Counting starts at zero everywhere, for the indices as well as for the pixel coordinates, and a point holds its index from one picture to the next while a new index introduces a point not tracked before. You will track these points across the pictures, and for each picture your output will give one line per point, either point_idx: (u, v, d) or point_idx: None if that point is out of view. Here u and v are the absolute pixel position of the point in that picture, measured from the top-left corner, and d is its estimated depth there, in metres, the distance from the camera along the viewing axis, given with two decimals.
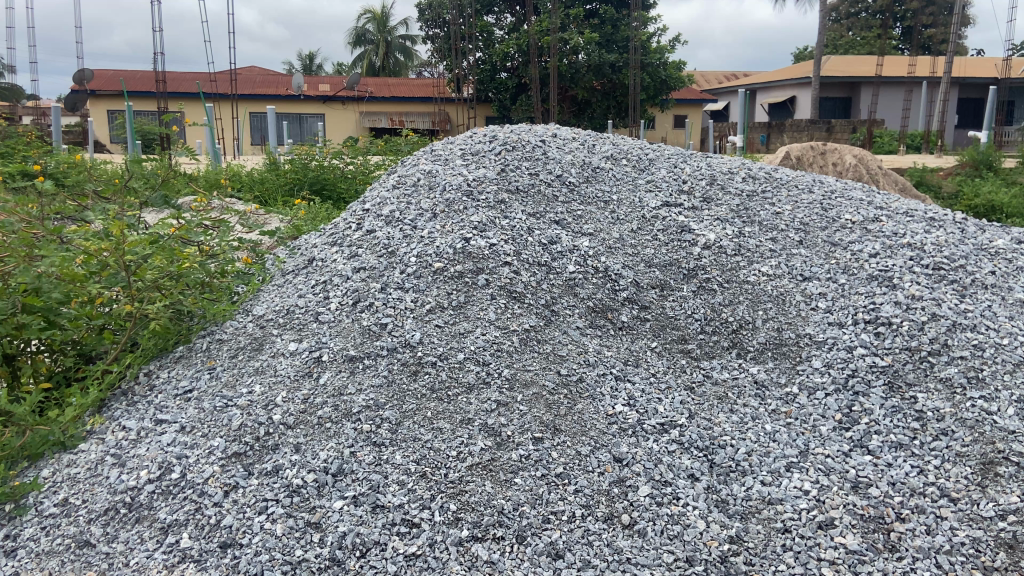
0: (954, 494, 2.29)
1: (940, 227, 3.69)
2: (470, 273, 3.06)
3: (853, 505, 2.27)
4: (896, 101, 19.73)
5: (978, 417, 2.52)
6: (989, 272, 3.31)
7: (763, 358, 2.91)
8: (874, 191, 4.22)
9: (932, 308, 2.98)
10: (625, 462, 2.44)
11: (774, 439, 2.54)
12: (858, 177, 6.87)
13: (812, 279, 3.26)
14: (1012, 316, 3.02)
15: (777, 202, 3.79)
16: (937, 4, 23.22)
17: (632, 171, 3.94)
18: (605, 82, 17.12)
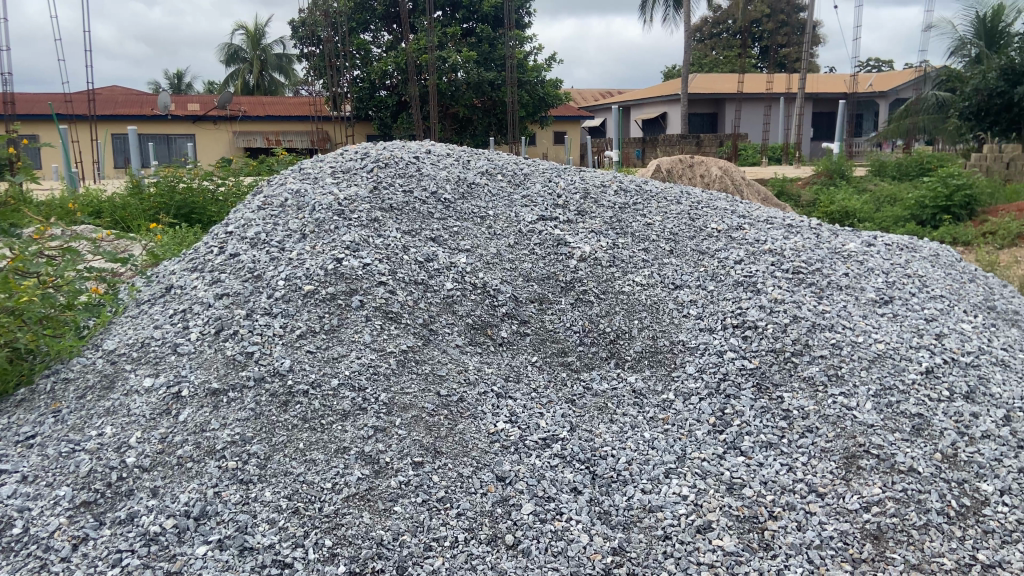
0: (821, 489, 2.37)
1: (797, 233, 3.85)
2: (343, 295, 2.95)
3: (729, 506, 2.32)
4: (758, 115, 20.92)
5: (840, 412, 2.62)
6: (842, 273, 3.43)
7: (640, 367, 2.95)
8: (738, 201, 4.36)
9: (793, 310, 3.10)
10: (507, 480, 2.40)
11: (653, 447, 2.58)
12: (723, 187, 7.15)
13: (684, 287, 3.33)
14: (866, 314, 3.14)
15: (648, 214, 3.87)
16: (790, 26, 24.88)
17: (508, 187, 3.94)
18: (484, 99, 17.18)
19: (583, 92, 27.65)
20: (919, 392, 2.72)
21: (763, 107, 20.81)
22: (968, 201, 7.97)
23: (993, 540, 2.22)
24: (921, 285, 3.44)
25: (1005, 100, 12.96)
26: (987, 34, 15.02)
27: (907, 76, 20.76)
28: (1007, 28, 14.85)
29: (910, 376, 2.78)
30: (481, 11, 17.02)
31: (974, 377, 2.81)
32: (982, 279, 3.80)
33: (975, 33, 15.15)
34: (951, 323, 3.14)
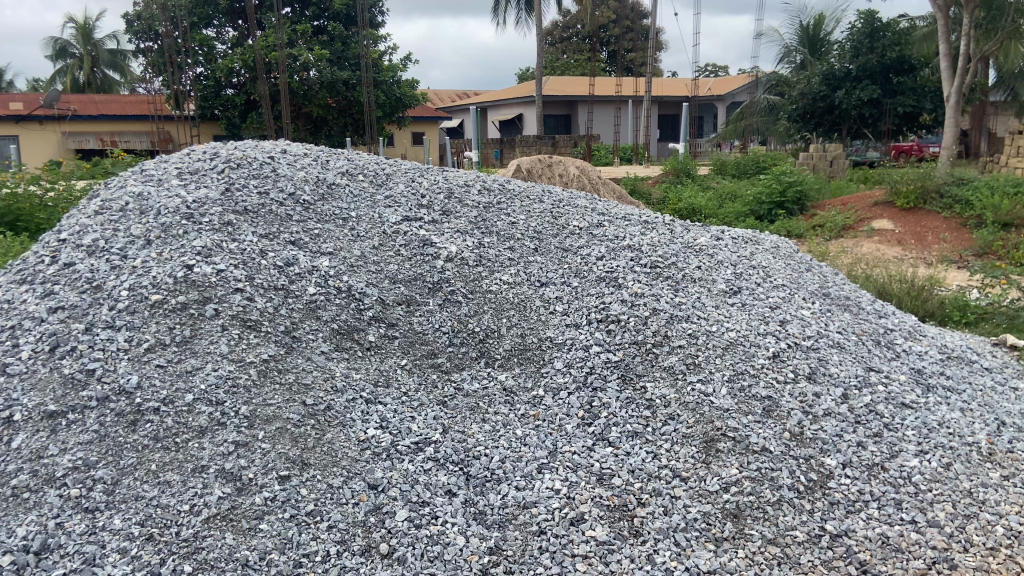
0: (685, 474, 2.48)
1: (653, 228, 4.00)
2: (195, 304, 2.77)
3: (599, 497, 2.38)
4: (608, 117, 21.72)
5: (698, 399, 2.75)
6: (696, 267, 3.59)
7: (510, 364, 2.96)
8: (596, 198, 4.48)
9: (653, 303, 3.21)
10: (380, 488, 2.33)
11: (526, 443, 2.60)
12: (581, 186, 7.34)
13: (549, 284, 3.37)
14: (718, 304, 3.31)
15: (512, 213, 3.91)
16: (636, 32, 26.00)
17: (369, 187, 3.84)
18: (339, 99, 16.76)
19: (440, 93, 27.64)
20: (768, 375, 2.90)
21: (613, 109, 21.62)
22: (799, 197, 8.65)
23: (839, 510, 2.40)
24: (765, 276, 3.68)
25: (827, 103, 14.19)
26: (809, 41, 16.31)
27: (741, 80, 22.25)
28: (826, 37, 16.19)
29: (759, 361, 2.97)
30: (332, 8, 16.60)
31: (815, 359, 3.04)
32: (817, 268, 4.11)
33: (799, 41, 16.42)
34: (792, 310, 3.38)
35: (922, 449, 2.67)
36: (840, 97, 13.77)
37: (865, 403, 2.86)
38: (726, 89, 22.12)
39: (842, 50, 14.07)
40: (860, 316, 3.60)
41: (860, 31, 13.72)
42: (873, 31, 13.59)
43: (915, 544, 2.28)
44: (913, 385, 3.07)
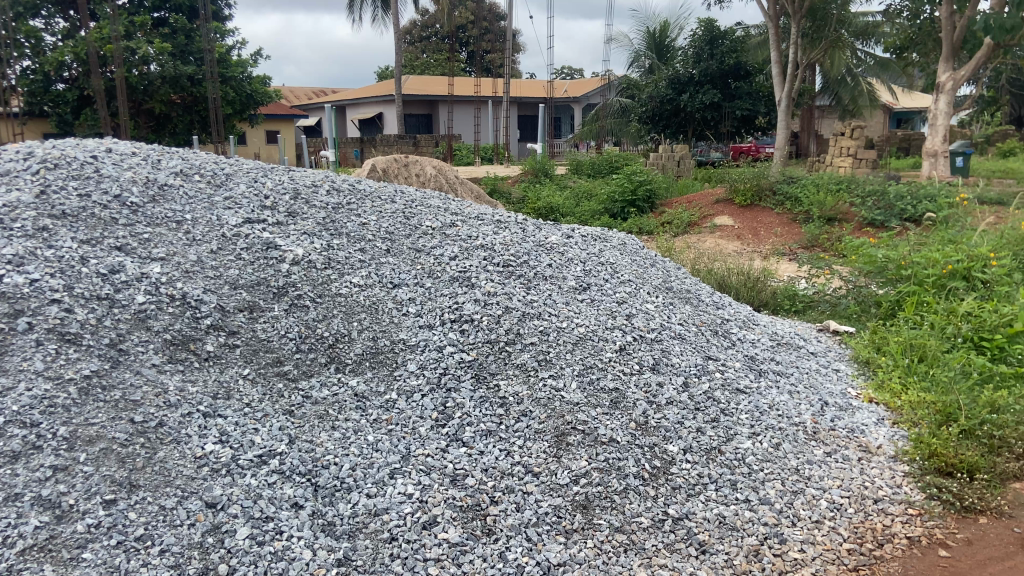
0: (536, 469, 2.51)
1: (506, 228, 4.02)
2: (5, 318, 2.56)
3: (452, 498, 2.37)
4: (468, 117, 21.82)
5: (550, 395, 2.78)
6: (547, 265, 3.64)
7: (361, 369, 2.86)
8: (450, 198, 4.46)
9: (505, 301, 3.21)
10: (219, 505, 2.21)
11: (377, 449, 2.53)
12: (438, 187, 7.32)
13: (402, 285, 3.29)
14: (569, 301, 3.37)
15: (362, 214, 3.82)
16: (493, 33, 26.26)
17: (207, 188, 3.65)
18: (184, 95, 15.84)
19: (296, 91, 26.78)
20: (616, 368, 2.99)
21: (473, 109, 21.74)
22: (649, 195, 9.03)
23: (681, 494, 2.52)
24: (612, 272, 3.79)
25: (673, 106, 14.90)
26: (656, 47, 17.06)
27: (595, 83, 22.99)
28: (671, 43, 16.99)
29: (607, 355, 3.05)
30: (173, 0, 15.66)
31: (658, 351, 3.16)
32: (661, 264, 4.29)
33: (647, 46, 17.15)
34: (638, 304, 3.50)
35: (754, 431, 2.85)
36: (685, 101, 14.52)
37: (704, 390, 3.01)
38: (581, 91, 22.80)
39: (685, 56, 14.83)
40: (700, 308, 3.79)
41: (701, 38, 14.50)
42: (713, 39, 14.41)
43: (749, 521, 2.43)
44: (747, 371, 3.27)
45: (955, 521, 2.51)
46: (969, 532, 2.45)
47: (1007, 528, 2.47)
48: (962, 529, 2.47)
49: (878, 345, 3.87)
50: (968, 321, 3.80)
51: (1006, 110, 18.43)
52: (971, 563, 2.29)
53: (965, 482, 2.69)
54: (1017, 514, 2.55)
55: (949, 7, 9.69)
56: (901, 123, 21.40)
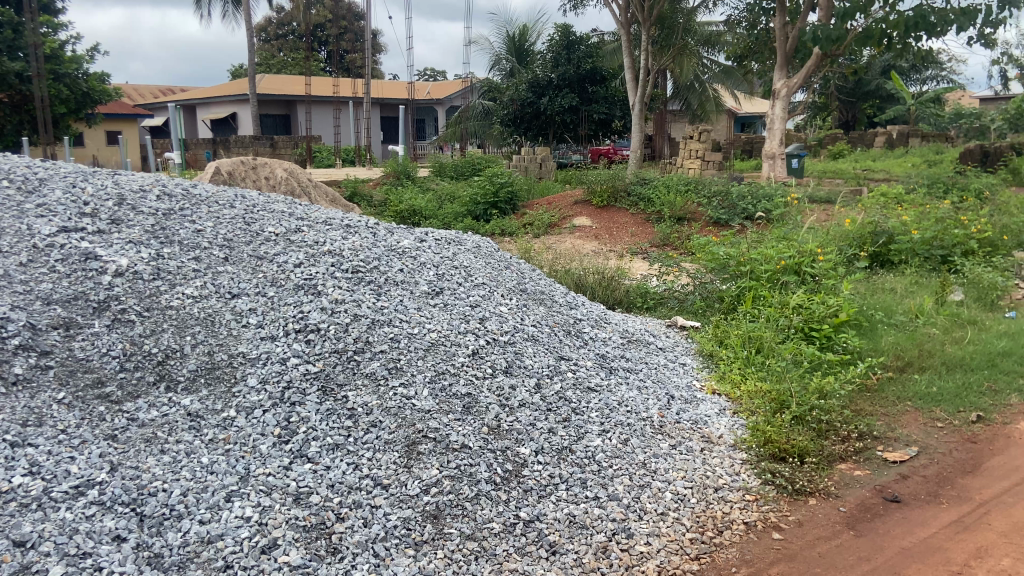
0: (385, 481, 2.41)
1: (355, 233, 3.89)
2: None
3: (293, 519, 2.23)
4: (327, 118, 21.27)
5: (400, 403, 2.69)
6: (398, 270, 3.55)
7: (195, 387, 2.66)
8: (296, 203, 4.29)
9: (353, 309, 3.09)
10: (29, 544, 1.99)
11: (213, 471, 2.36)
12: (290, 190, 7.04)
13: (241, 296, 3.11)
14: (420, 306, 3.30)
15: (197, 220, 3.59)
16: (353, 32, 25.74)
17: (17, 195, 3.40)
18: (11, 93, 14.49)
19: (141, 90, 25.17)
20: (468, 372, 2.95)
21: (332, 110, 21.20)
22: (510, 197, 9.09)
23: (532, 496, 2.50)
24: (465, 275, 3.76)
25: (534, 109, 15.12)
26: (516, 51, 17.28)
27: (457, 85, 23.01)
28: (530, 47, 17.25)
29: (459, 359, 3.00)
30: None
31: (511, 354, 3.16)
32: (515, 266, 4.31)
33: (507, 50, 17.34)
34: (491, 307, 3.49)
35: (604, 429, 2.90)
36: (545, 104, 14.77)
37: (556, 391, 3.03)
38: (443, 93, 22.75)
39: (544, 60, 15.09)
40: (553, 309, 3.83)
41: (558, 43, 14.81)
42: (569, 44, 14.75)
43: (598, 519, 2.45)
44: (598, 370, 3.33)
45: (788, 504, 2.65)
46: (800, 513, 2.59)
47: (834, 507, 2.63)
48: (794, 512, 2.60)
49: (720, 339, 4.05)
50: (799, 313, 4.05)
51: (835, 115, 20.00)
52: (802, 543, 2.41)
53: (797, 466, 2.85)
54: (842, 493, 2.73)
55: (783, 18, 10.41)
56: (745, 127, 22.79)
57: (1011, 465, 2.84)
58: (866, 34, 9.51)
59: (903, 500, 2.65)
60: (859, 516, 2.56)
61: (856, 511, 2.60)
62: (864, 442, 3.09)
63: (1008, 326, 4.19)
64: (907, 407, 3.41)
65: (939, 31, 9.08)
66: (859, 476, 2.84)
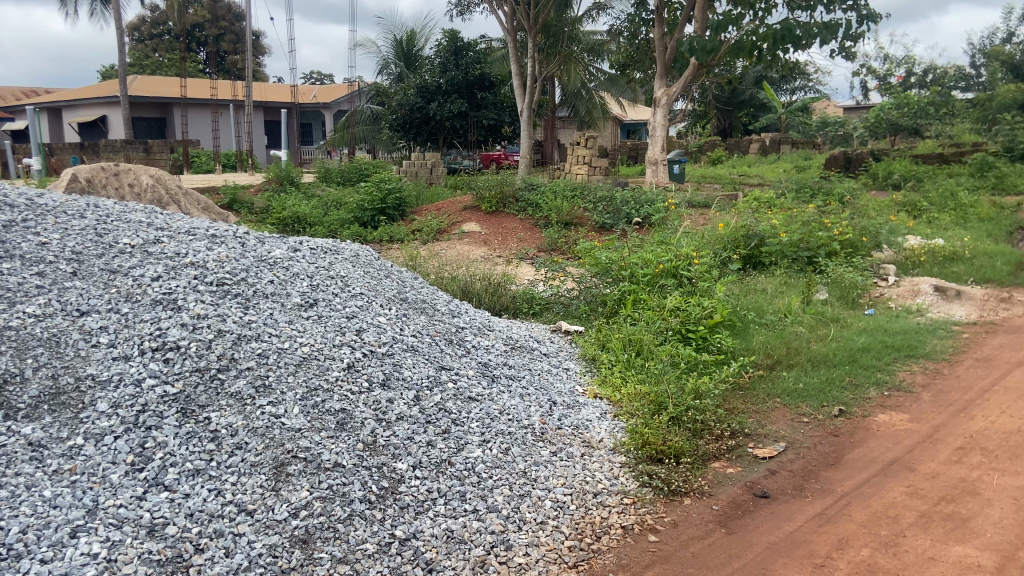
0: (250, 506, 2.27)
1: (221, 243, 3.70)
2: None
3: (146, 552, 2.06)
4: (206, 122, 20.40)
5: (267, 423, 2.55)
6: (267, 282, 3.40)
7: (37, 414, 2.44)
8: (158, 213, 4.06)
9: (217, 324, 2.93)
10: None
11: (56, 506, 2.15)
12: (157, 198, 6.66)
13: (91, 313, 2.89)
14: (291, 320, 3.16)
15: (43, 232, 3.37)
16: (234, 33, 24.81)
17: None
18: None
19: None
20: (342, 387, 2.84)
21: (210, 113, 20.35)
22: (398, 203, 8.95)
23: (408, 513, 2.42)
24: (342, 286, 3.64)
25: (423, 114, 14.99)
26: (404, 55, 17.12)
27: (343, 89, 22.56)
28: (418, 52, 17.14)
29: (333, 374, 2.89)
30: None
31: (389, 366, 3.07)
32: (395, 274, 4.23)
33: (395, 54, 17.15)
34: (369, 318, 3.39)
35: (484, 439, 2.86)
36: (433, 109, 14.69)
37: (435, 402, 2.97)
38: (329, 97, 22.25)
39: (431, 66, 15.00)
40: (434, 318, 3.76)
41: (446, 48, 14.76)
42: (457, 49, 14.74)
43: (476, 532, 2.40)
44: (479, 378, 3.29)
45: (664, 505, 2.69)
46: (675, 514, 2.64)
47: (707, 506, 2.69)
48: (669, 513, 2.65)
49: (603, 342, 4.10)
50: (676, 315, 4.16)
51: (714, 122, 20.87)
52: (677, 544, 2.45)
53: (673, 467, 2.91)
54: (715, 492, 2.80)
55: (662, 29, 10.79)
56: (631, 134, 23.45)
57: (869, 456, 3.00)
58: (737, 46, 9.95)
59: (772, 496, 2.75)
60: (730, 514, 2.63)
61: (727, 508, 2.67)
62: (736, 439, 3.19)
63: (867, 322, 4.46)
64: (776, 404, 3.55)
65: (804, 43, 9.60)
66: (732, 474, 2.93)
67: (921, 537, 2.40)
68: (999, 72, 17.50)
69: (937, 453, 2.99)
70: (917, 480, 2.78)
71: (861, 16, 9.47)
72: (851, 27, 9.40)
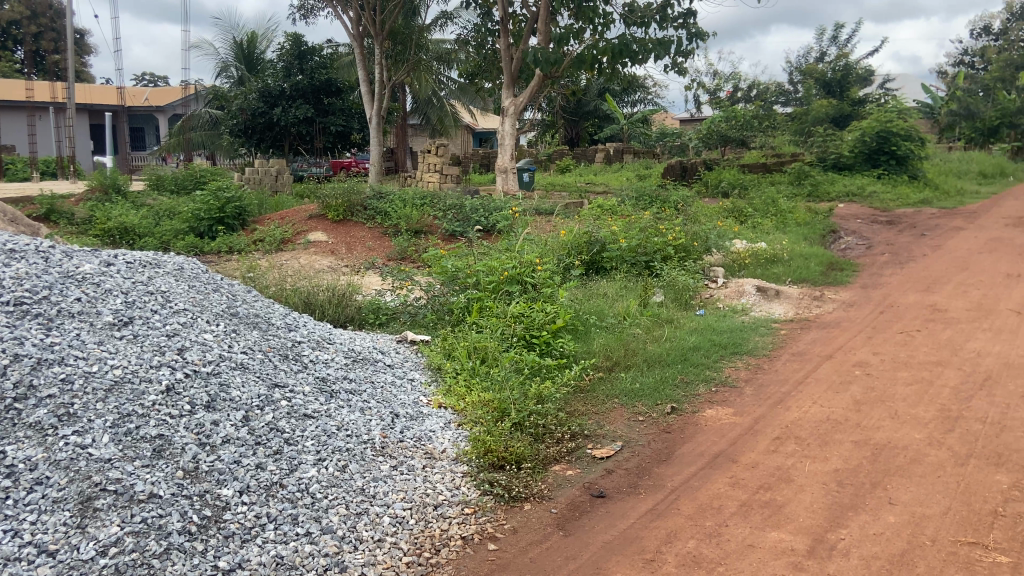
0: (52, 547, 2.06)
1: (21, 258, 3.36)
2: None
3: None
4: (20, 125, 18.67)
5: (73, 455, 2.33)
6: (75, 300, 3.12)
7: None
8: None
9: (13, 348, 2.66)
10: None
11: None
12: None
13: None
14: (102, 340, 2.92)
15: None
16: (56, 31, 22.91)
17: None
18: None
19: None
20: (159, 412, 2.64)
21: (26, 116, 18.65)
22: (238, 211, 8.48)
23: (233, 542, 2.28)
24: (163, 302, 3.40)
25: (266, 119, 14.42)
26: (245, 58, 16.44)
27: (179, 93, 21.36)
28: (261, 55, 16.51)
29: (150, 398, 2.68)
30: None
31: (214, 386, 2.88)
32: (225, 288, 4.01)
33: (235, 57, 16.41)
34: (192, 336, 3.18)
35: (319, 458, 2.75)
36: (278, 115, 14.17)
37: (265, 422, 2.82)
38: (164, 100, 21.00)
39: (274, 70, 14.48)
40: (267, 333, 3.59)
41: (289, 51, 14.30)
42: (302, 54, 14.32)
43: (308, 556, 2.29)
44: (316, 395, 3.17)
45: (504, 512, 2.70)
46: (515, 520, 2.65)
47: (546, 510, 2.72)
48: (509, 520, 2.66)
49: (448, 351, 4.07)
50: (520, 322, 4.21)
51: (562, 132, 21.49)
52: (515, 550, 2.46)
53: (513, 473, 2.92)
54: (554, 495, 2.84)
55: (507, 40, 10.99)
56: (483, 142, 23.72)
57: (697, 451, 3.15)
58: (579, 58, 10.30)
59: (608, 495, 2.82)
60: (568, 516, 2.67)
61: (565, 511, 2.71)
62: (576, 441, 3.27)
63: (698, 323, 4.72)
64: (615, 405, 3.66)
65: (641, 58, 10.09)
66: (571, 476, 2.99)
67: (741, 525, 2.54)
68: (814, 88, 19.15)
69: (756, 443, 3.19)
70: (739, 471, 2.95)
71: (690, 34, 10.07)
72: (682, 44, 9.97)
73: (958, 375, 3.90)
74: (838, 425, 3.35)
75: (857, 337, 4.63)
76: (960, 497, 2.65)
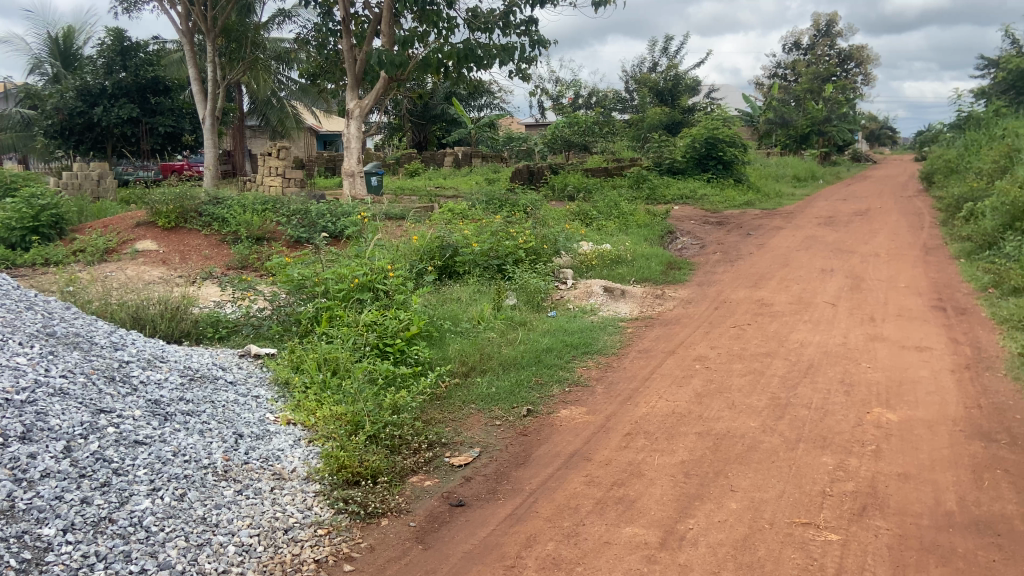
0: None
1: None
2: None
3: None
4: None
5: None
6: None
7: None
8: None
9: None
10: None
11: None
12: None
13: None
14: None
15: None
16: None
17: None
18: None
19: None
20: None
21: None
22: (55, 219, 7.77)
23: None
24: None
25: (85, 120, 13.26)
26: (61, 54, 15.13)
27: None
28: (78, 51, 15.27)
29: None
30: None
31: (29, 415, 2.59)
32: (39, 306, 3.63)
33: (48, 52, 15.02)
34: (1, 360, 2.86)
35: (153, 487, 2.52)
36: (98, 114, 13.06)
37: (91, 451, 2.56)
38: None
39: (94, 66, 13.37)
40: (91, 354, 3.28)
41: (109, 47, 13.23)
42: (124, 49, 13.30)
43: None
44: (148, 419, 2.92)
45: (360, 531, 2.60)
46: (372, 538, 2.56)
47: (404, 524, 2.65)
48: (365, 538, 2.56)
49: (296, 364, 3.88)
50: (372, 330, 4.10)
51: (409, 136, 21.42)
52: (373, 569, 2.37)
53: (369, 488, 2.83)
54: (412, 508, 2.77)
55: (349, 41, 10.74)
56: (327, 146, 23.12)
57: (553, 451, 3.20)
58: (425, 62, 10.23)
59: (466, 503, 2.79)
60: (427, 528, 2.62)
61: (424, 523, 2.66)
62: (433, 450, 3.22)
63: (550, 324, 4.81)
64: (472, 410, 3.64)
65: (486, 63, 10.16)
66: (429, 486, 2.94)
67: (597, 522, 2.59)
68: (648, 96, 20.16)
69: (609, 441, 3.28)
70: (594, 469, 3.02)
71: (533, 40, 10.26)
72: (525, 51, 10.14)
73: (785, 364, 4.21)
74: (682, 417, 3.51)
75: (695, 333, 4.90)
76: (792, 480, 2.85)
